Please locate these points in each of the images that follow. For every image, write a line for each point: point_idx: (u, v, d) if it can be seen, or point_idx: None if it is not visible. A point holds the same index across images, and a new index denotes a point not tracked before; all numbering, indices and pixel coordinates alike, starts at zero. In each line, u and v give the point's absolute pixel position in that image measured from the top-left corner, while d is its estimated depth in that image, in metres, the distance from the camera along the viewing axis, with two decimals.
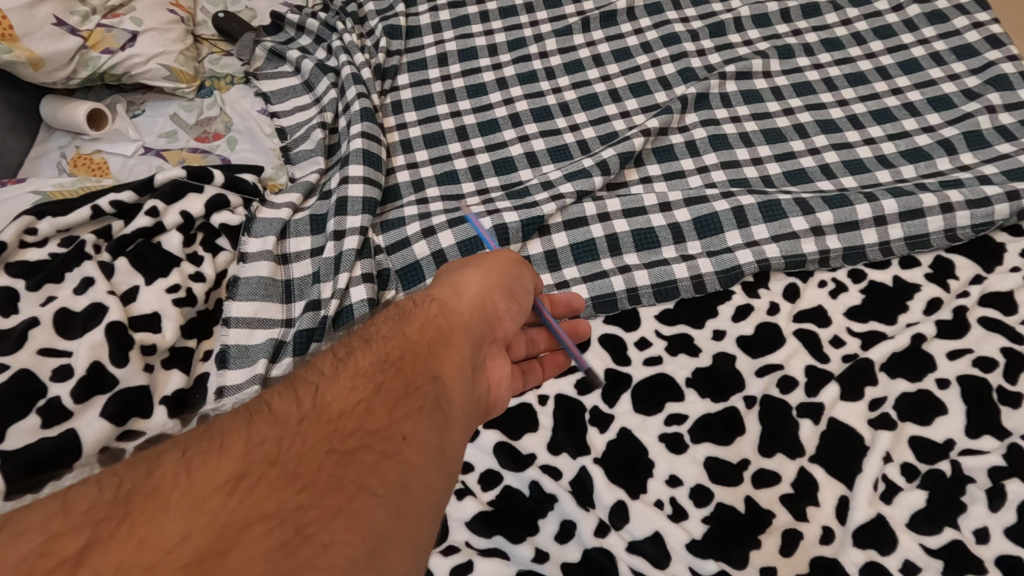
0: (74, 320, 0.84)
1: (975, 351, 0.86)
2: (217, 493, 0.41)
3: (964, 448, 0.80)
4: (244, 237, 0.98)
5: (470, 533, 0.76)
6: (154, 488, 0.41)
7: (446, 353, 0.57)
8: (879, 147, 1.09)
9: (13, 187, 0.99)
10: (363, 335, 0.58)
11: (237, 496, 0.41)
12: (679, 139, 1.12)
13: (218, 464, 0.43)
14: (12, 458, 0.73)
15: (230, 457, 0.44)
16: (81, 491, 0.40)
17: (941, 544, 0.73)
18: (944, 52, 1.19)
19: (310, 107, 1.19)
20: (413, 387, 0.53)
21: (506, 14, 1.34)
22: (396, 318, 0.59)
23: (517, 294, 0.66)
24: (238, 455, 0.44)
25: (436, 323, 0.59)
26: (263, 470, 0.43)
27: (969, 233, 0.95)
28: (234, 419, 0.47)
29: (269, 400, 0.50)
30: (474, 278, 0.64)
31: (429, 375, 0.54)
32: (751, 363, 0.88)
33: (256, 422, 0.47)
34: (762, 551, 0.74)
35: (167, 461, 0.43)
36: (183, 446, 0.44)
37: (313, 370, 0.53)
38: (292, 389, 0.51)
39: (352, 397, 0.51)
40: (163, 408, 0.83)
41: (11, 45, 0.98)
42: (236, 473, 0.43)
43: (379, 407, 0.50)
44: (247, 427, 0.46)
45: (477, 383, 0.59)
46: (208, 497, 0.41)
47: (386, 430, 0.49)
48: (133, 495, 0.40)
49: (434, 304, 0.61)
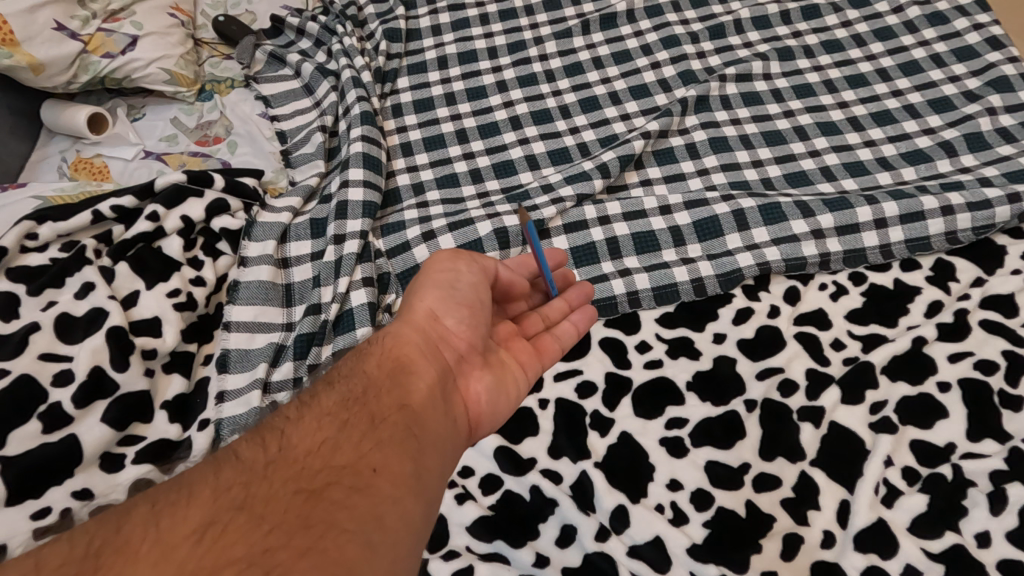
0: (75, 326, 0.84)
1: (975, 354, 0.86)
2: (187, 541, 0.42)
3: (966, 451, 0.80)
4: (244, 241, 0.98)
5: (471, 537, 0.76)
6: (129, 540, 0.42)
7: (410, 382, 0.58)
8: (879, 149, 1.09)
9: (13, 192, 0.99)
10: (329, 376, 0.60)
11: (206, 543, 0.42)
12: (680, 142, 1.12)
13: (191, 512, 0.44)
14: (14, 463, 0.74)
15: (201, 506, 0.45)
16: (56, 548, 0.41)
17: (942, 548, 0.73)
18: (944, 53, 1.19)
19: (310, 110, 1.19)
20: (378, 420, 0.54)
21: (506, 17, 1.34)
22: (358, 357, 0.61)
23: (473, 303, 0.66)
24: (208, 503, 0.45)
25: (396, 355, 0.61)
26: (232, 514, 0.45)
27: (970, 236, 0.95)
28: (203, 470, 0.48)
29: (238, 447, 0.51)
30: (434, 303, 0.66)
31: (395, 406, 0.56)
32: (752, 366, 0.88)
33: (225, 470, 0.48)
34: (762, 555, 0.74)
35: (140, 512, 0.44)
36: (155, 497, 0.45)
37: (280, 415, 0.55)
38: (260, 434, 0.52)
39: (319, 436, 0.52)
40: (164, 413, 0.84)
41: (12, 50, 0.98)
42: (206, 520, 0.44)
43: (347, 443, 0.52)
44: (216, 476, 0.48)
45: (448, 409, 0.60)
46: (178, 546, 0.42)
47: (354, 464, 0.50)
48: (106, 550, 0.41)
49: (393, 338, 0.63)
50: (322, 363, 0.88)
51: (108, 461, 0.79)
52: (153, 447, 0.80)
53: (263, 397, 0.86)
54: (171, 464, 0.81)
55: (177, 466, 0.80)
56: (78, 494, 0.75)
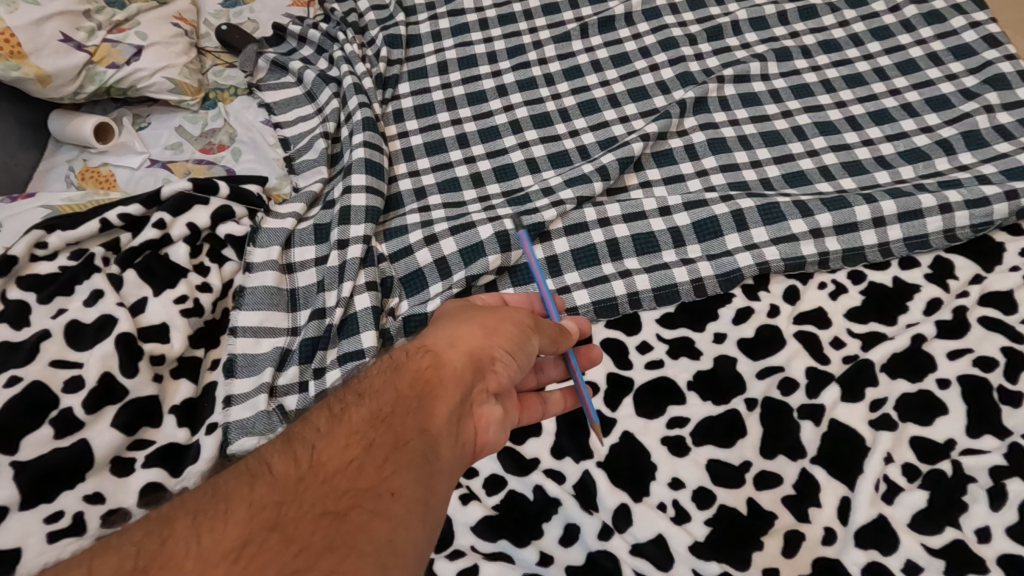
0: (85, 333, 0.85)
1: (975, 351, 0.87)
2: (222, 561, 0.42)
3: (965, 447, 0.81)
4: (249, 247, 0.99)
5: (476, 537, 0.77)
6: (169, 555, 0.42)
7: (437, 405, 0.57)
8: (878, 148, 1.10)
9: (22, 202, 1.01)
10: (359, 384, 0.59)
11: (239, 564, 0.42)
12: (679, 144, 1.13)
13: (226, 530, 0.44)
14: (28, 467, 0.75)
15: (234, 524, 0.44)
16: (102, 558, 0.41)
17: (943, 544, 0.74)
18: (941, 52, 1.20)
19: (312, 117, 1.21)
20: (403, 443, 0.53)
21: (505, 21, 1.35)
22: (390, 367, 0.60)
23: (519, 346, 0.64)
24: (241, 521, 0.45)
25: (429, 374, 0.59)
26: (263, 535, 0.44)
27: (968, 233, 0.96)
28: (236, 482, 0.48)
29: (269, 458, 0.50)
30: (475, 328, 0.64)
31: (419, 429, 0.54)
32: (752, 365, 0.89)
33: (257, 485, 0.48)
34: (764, 552, 0.75)
35: (179, 527, 0.44)
36: (191, 510, 0.45)
37: (309, 425, 0.54)
38: (289, 446, 0.51)
39: (346, 455, 0.51)
40: (173, 417, 0.85)
41: (20, 62, 1.00)
42: (239, 539, 0.44)
43: (371, 464, 0.51)
44: (248, 490, 0.47)
45: (465, 432, 0.59)
46: (215, 565, 0.42)
47: (375, 487, 0.49)
48: (149, 564, 0.41)
49: (428, 354, 0.61)
50: (328, 367, 0.90)
51: (119, 464, 0.80)
52: (162, 451, 0.82)
53: (270, 400, 0.87)
54: (180, 467, 0.82)
55: (186, 469, 0.82)
56: (89, 497, 0.77)
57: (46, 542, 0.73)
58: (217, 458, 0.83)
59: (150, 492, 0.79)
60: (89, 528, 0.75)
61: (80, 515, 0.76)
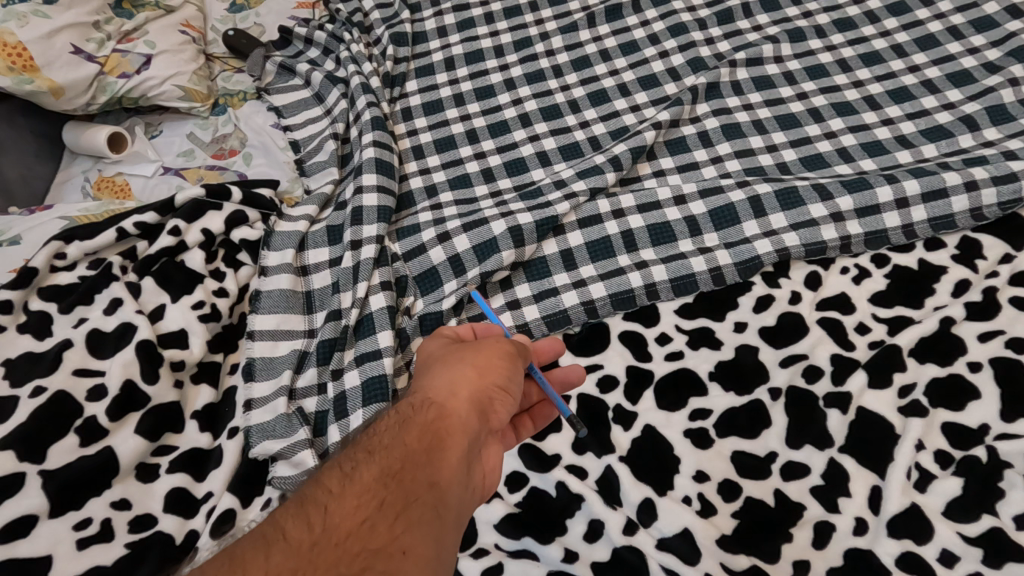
0: (106, 341, 0.86)
1: (1007, 332, 0.84)
2: None
3: (1001, 432, 0.78)
4: (264, 251, 1.00)
5: (499, 535, 0.76)
6: None
7: (445, 455, 0.56)
8: (898, 127, 1.07)
9: (40, 214, 1.02)
10: (370, 440, 0.58)
11: None
12: (691, 131, 1.11)
13: None
14: (55, 476, 0.76)
15: None
16: None
17: (979, 532, 0.71)
18: (961, 26, 1.17)
19: (322, 119, 1.20)
20: (413, 498, 0.53)
21: (511, 14, 1.34)
22: (397, 422, 0.59)
23: (512, 380, 0.64)
24: None
25: (436, 425, 0.58)
26: None
27: (995, 212, 0.93)
28: (252, 549, 0.48)
29: (283, 524, 0.50)
30: (466, 372, 0.63)
31: (429, 483, 0.54)
32: (775, 354, 0.87)
33: (272, 554, 0.47)
34: (793, 545, 0.73)
35: None
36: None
37: (322, 487, 0.54)
38: (302, 510, 0.51)
39: (357, 516, 0.51)
40: (195, 422, 0.86)
41: (33, 76, 1.01)
42: None
43: (382, 524, 0.50)
44: (264, 558, 0.47)
45: (473, 478, 0.59)
46: None
47: (386, 546, 0.49)
48: None
49: (433, 408, 0.60)
50: (345, 368, 0.90)
51: (144, 471, 0.81)
52: (186, 457, 0.83)
53: (289, 403, 0.87)
54: (204, 472, 0.83)
55: (209, 474, 0.82)
56: (117, 503, 0.77)
57: (75, 549, 0.73)
58: (239, 461, 0.83)
59: (177, 497, 0.79)
60: (117, 535, 0.75)
61: (107, 521, 0.76)
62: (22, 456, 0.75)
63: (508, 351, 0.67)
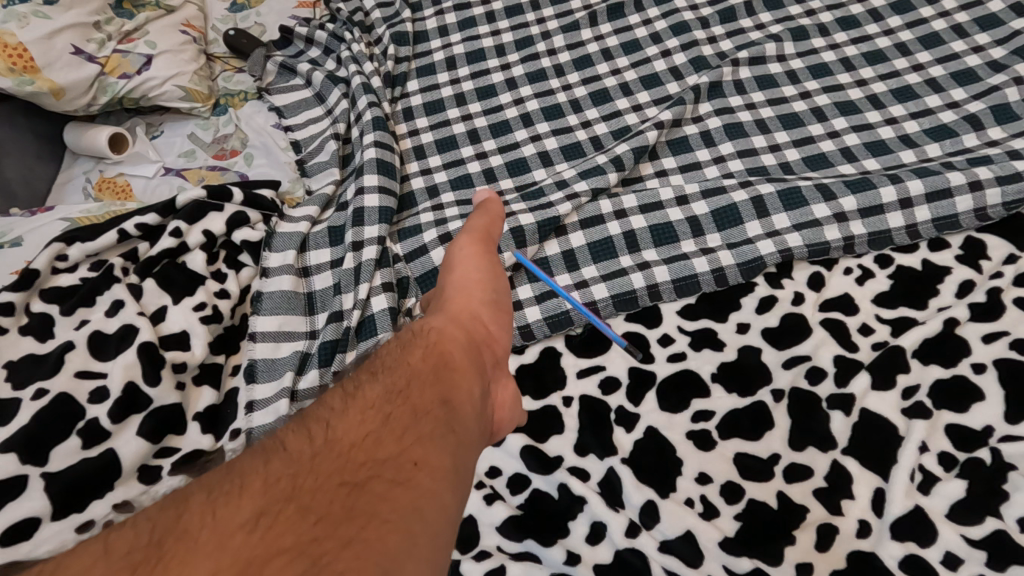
0: (108, 343, 0.86)
1: (1011, 334, 0.84)
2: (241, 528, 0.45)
3: (1005, 434, 0.78)
4: (265, 252, 0.99)
5: (501, 537, 0.76)
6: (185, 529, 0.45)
7: (445, 382, 0.61)
8: (902, 126, 1.06)
9: (42, 215, 1.02)
10: (372, 367, 0.63)
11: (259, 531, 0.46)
12: (694, 131, 1.10)
13: (242, 505, 0.47)
14: (58, 478, 0.76)
15: (254, 493, 0.48)
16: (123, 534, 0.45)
17: (983, 535, 0.71)
18: (966, 24, 1.16)
19: (323, 119, 1.20)
20: (418, 414, 0.57)
21: (512, 13, 1.33)
22: (396, 353, 0.64)
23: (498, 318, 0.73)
24: (260, 491, 0.49)
25: (433, 355, 0.64)
26: (285, 504, 0.48)
27: (1001, 212, 0.92)
28: (256, 457, 0.52)
29: (285, 437, 0.54)
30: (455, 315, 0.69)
31: (432, 402, 0.59)
32: (778, 355, 0.87)
33: (276, 460, 0.52)
34: (796, 547, 0.73)
35: (196, 503, 0.47)
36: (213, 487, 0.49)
37: (325, 405, 0.58)
38: (303, 424, 0.56)
39: (363, 428, 0.55)
40: (197, 423, 0.86)
41: (33, 77, 1.01)
42: (257, 511, 0.47)
43: (389, 437, 0.55)
44: (266, 466, 0.51)
45: (478, 408, 0.63)
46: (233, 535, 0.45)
47: (395, 457, 0.53)
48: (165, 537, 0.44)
49: (430, 341, 0.66)
50: (347, 369, 0.90)
51: (147, 473, 0.81)
52: (189, 459, 0.83)
53: (291, 405, 0.87)
54: (206, 474, 0.83)
55: None
56: (119, 505, 0.77)
57: None
58: None
59: None
60: None
61: (110, 523, 0.76)
62: (24, 458, 0.75)
63: (496, 285, 0.75)
